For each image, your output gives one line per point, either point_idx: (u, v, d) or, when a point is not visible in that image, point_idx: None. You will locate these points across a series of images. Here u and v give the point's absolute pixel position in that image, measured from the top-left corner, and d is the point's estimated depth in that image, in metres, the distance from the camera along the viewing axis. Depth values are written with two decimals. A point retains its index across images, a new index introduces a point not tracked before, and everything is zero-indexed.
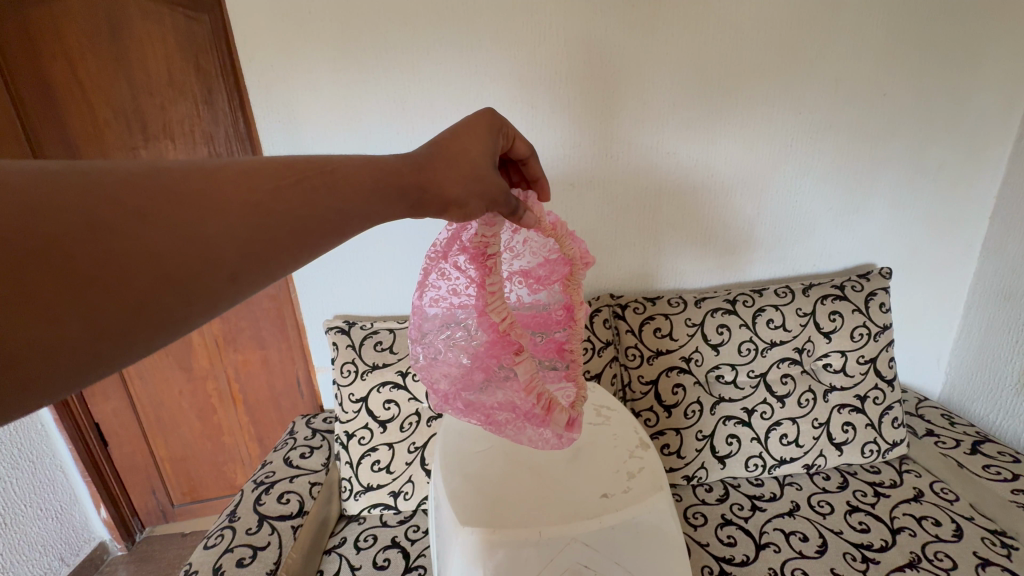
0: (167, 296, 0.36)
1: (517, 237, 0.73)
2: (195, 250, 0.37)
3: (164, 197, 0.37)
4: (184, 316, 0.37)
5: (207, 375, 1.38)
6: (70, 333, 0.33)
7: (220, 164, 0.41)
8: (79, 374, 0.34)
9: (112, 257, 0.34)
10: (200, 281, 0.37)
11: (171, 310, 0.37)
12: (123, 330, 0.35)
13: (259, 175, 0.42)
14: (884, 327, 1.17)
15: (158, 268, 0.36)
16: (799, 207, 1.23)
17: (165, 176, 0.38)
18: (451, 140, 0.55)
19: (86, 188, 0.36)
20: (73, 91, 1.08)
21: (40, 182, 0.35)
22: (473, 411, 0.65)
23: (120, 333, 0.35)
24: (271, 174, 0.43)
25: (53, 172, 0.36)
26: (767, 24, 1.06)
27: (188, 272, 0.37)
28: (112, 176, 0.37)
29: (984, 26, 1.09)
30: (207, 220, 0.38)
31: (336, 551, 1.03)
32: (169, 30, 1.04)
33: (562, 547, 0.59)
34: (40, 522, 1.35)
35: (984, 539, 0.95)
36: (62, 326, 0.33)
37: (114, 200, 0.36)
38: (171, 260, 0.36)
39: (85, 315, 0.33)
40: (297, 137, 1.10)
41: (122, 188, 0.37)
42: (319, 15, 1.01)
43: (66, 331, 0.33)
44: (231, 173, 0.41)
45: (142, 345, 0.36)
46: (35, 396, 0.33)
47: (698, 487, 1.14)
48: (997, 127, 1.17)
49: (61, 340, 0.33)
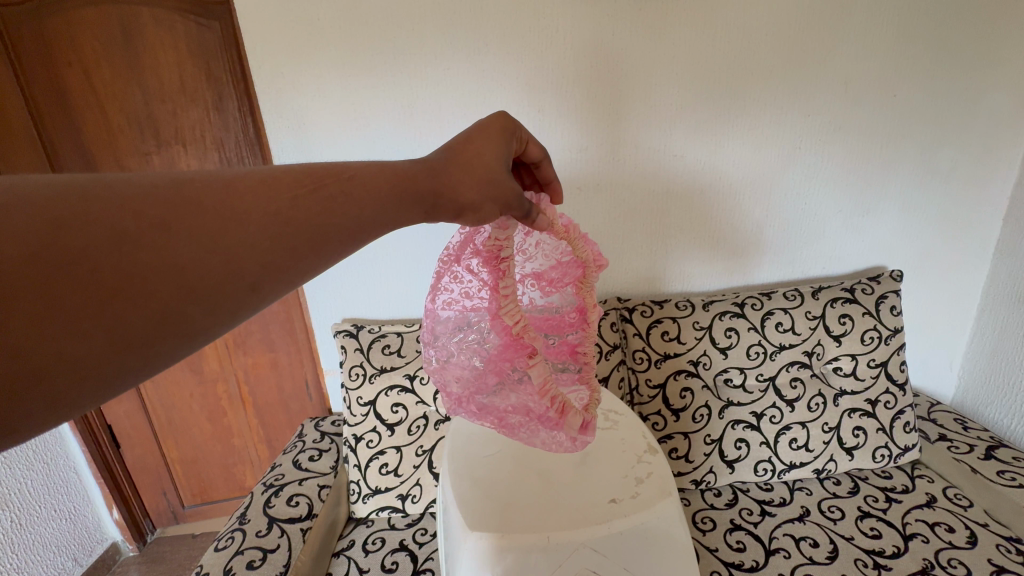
0: (190, 306, 0.37)
1: (530, 240, 0.74)
2: (218, 262, 0.38)
3: (186, 208, 0.38)
4: (207, 326, 0.38)
5: (217, 378, 1.39)
6: (96, 346, 0.34)
7: (239, 175, 0.42)
8: (104, 387, 0.35)
9: (137, 269, 0.35)
10: (221, 291, 0.38)
11: (194, 319, 0.37)
12: (146, 342, 0.36)
13: (278, 185, 0.43)
14: (895, 331, 1.16)
15: (183, 278, 0.36)
16: (808, 209, 1.22)
17: (188, 188, 0.39)
18: (464, 145, 0.55)
19: (107, 199, 0.36)
20: (87, 99, 1.10)
21: (67, 197, 0.36)
22: (486, 415, 0.66)
23: (143, 344, 0.35)
24: (290, 185, 0.43)
25: (79, 185, 0.36)
26: (774, 25, 1.05)
27: (210, 283, 0.37)
28: (135, 187, 0.38)
29: (996, 26, 1.08)
30: (230, 232, 0.39)
31: (345, 554, 1.04)
32: (181, 37, 1.05)
33: (570, 552, 0.59)
34: (54, 523, 1.37)
35: (999, 545, 0.93)
36: (89, 339, 0.34)
37: (139, 212, 0.36)
38: (194, 271, 0.37)
39: (110, 328, 0.34)
40: (306, 143, 1.11)
41: (144, 199, 0.37)
42: (328, 22, 1.02)
43: (91, 344, 0.34)
44: (250, 183, 0.42)
45: (165, 354, 0.37)
46: (65, 409, 0.34)
47: (707, 491, 1.13)
48: (1010, 127, 1.15)
49: (87, 353, 0.34)
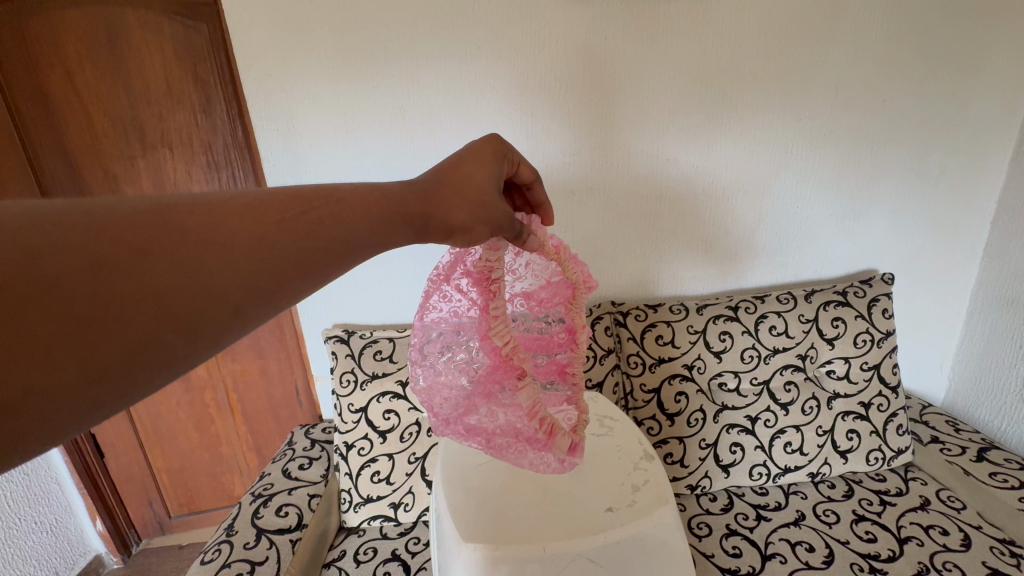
0: (171, 334, 0.35)
1: (520, 260, 0.73)
2: (198, 286, 0.36)
3: (167, 234, 0.37)
4: (189, 355, 0.37)
5: (205, 385, 1.36)
6: (67, 377, 0.33)
7: (226, 195, 0.41)
8: (78, 418, 0.34)
9: (113, 296, 0.34)
10: (204, 318, 0.37)
11: (175, 348, 0.36)
12: (122, 371, 0.34)
13: (264, 208, 0.41)
14: (888, 334, 1.16)
15: (160, 304, 0.35)
16: (798, 213, 1.22)
17: (171, 211, 0.38)
18: (455, 167, 0.54)
19: (87, 226, 0.35)
20: (69, 99, 1.07)
21: (44, 226, 0.34)
22: (474, 435, 0.64)
23: (121, 373, 0.34)
24: (276, 207, 0.42)
25: (58, 212, 0.35)
26: (765, 31, 1.06)
27: (190, 310, 0.36)
28: (115, 213, 0.36)
29: (981, 34, 1.09)
30: (213, 255, 0.37)
31: (336, 564, 1.02)
32: (167, 39, 1.03)
33: (565, 563, 0.58)
34: (34, 535, 1.33)
35: (993, 548, 0.93)
36: (60, 371, 0.33)
37: (117, 238, 0.35)
38: (174, 294, 0.35)
39: (85, 356, 0.33)
40: (296, 147, 1.09)
41: (124, 223, 0.36)
42: (318, 24, 1.00)
43: (65, 375, 0.33)
44: (238, 203, 0.40)
45: (146, 384, 0.36)
46: (38, 441, 0.33)
47: (702, 496, 1.13)
48: (996, 133, 1.17)
49: (58, 385, 0.33)
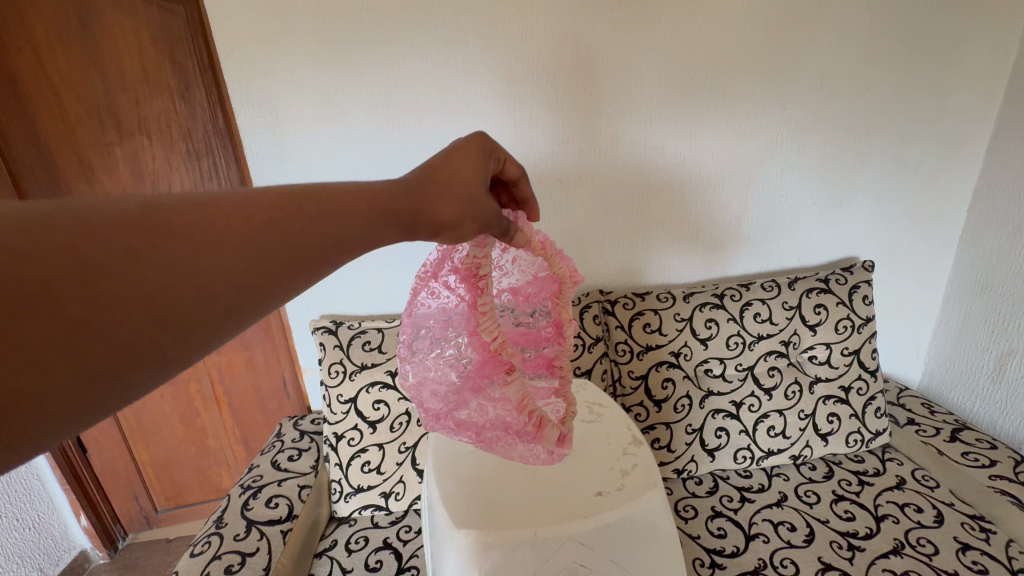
0: (163, 334, 0.35)
1: (506, 256, 0.74)
2: (189, 285, 0.36)
3: (156, 233, 0.36)
4: (181, 354, 0.36)
5: (190, 378, 1.34)
6: (59, 382, 0.32)
7: (214, 192, 0.40)
8: (68, 422, 0.33)
9: (104, 296, 0.33)
10: (196, 317, 0.36)
11: (168, 348, 0.36)
12: (116, 371, 0.34)
13: (253, 206, 0.41)
14: (867, 320, 1.19)
15: (152, 303, 0.35)
16: (782, 201, 1.24)
17: (157, 209, 0.37)
18: (442, 165, 0.54)
19: (71, 226, 0.34)
20: (40, 84, 1.03)
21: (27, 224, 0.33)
22: (464, 429, 0.64)
23: (113, 375, 0.34)
24: (265, 205, 0.41)
25: (39, 211, 0.34)
26: (751, 20, 1.06)
27: (181, 310, 0.36)
28: (100, 213, 0.35)
29: (961, 25, 1.11)
30: (205, 253, 0.37)
31: (328, 554, 1.02)
32: (143, 23, 1.00)
33: (558, 546, 0.59)
34: (16, 533, 1.30)
35: (964, 523, 0.98)
36: (49, 375, 0.31)
37: (104, 238, 0.34)
38: (166, 295, 0.35)
39: (77, 358, 0.32)
40: (280, 134, 1.07)
41: (110, 223, 0.35)
42: (300, 8, 0.98)
43: (56, 380, 0.32)
44: (226, 201, 0.40)
45: (139, 384, 0.35)
46: (27, 450, 0.32)
47: (688, 480, 1.15)
48: (974, 123, 1.20)
49: (48, 389, 0.31)
